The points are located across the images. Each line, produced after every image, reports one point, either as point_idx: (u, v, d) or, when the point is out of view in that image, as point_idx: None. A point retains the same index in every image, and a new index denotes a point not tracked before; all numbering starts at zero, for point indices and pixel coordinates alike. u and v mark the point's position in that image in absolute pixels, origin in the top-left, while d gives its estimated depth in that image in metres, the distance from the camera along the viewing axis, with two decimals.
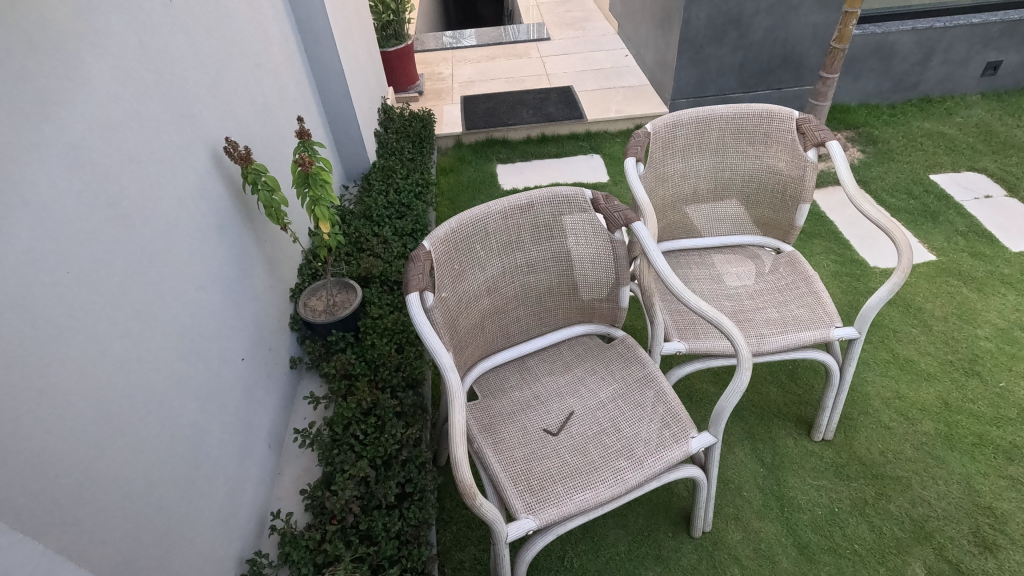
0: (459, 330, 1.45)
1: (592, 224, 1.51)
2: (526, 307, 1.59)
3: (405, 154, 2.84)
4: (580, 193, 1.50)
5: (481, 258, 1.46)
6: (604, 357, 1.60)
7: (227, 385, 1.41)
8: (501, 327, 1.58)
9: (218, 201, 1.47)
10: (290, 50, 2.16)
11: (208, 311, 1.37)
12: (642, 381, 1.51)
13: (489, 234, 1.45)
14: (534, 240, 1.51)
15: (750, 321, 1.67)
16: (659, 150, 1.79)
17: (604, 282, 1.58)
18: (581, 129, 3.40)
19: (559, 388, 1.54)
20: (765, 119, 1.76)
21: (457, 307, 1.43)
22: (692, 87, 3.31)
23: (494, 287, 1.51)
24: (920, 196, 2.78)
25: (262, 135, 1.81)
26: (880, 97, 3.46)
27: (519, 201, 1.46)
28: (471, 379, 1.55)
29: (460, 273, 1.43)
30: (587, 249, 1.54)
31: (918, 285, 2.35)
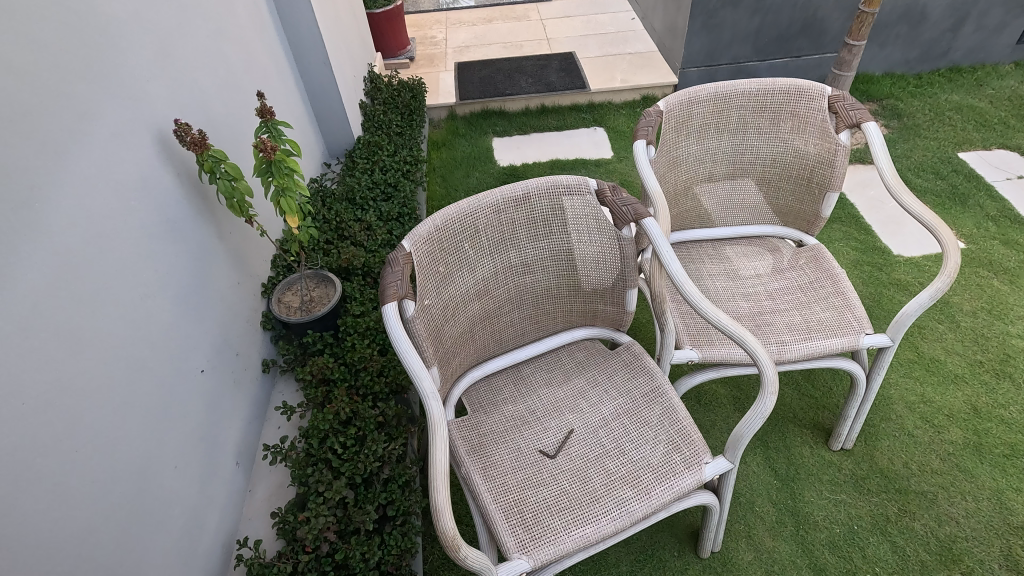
0: (446, 340, 1.29)
1: (597, 218, 1.34)
2: (521, 311, 1.42)
3: (392, 127, 2.61)
4: (584, 182, 1.32)
5: (469, 258, 1.28)
6: (607, 366, 1.44)
7: (183, 404, 1.25)
8: (494, 333, 1.41)
9: (167, 190, 1.27)
10: (259, 13, 1.92)
11: (157, 322, 1.20)
12: (650, 395, 1.35)
13: (479, 231, 1.27)
14: (531, 236, 1.33)
15: (770, 326, 1.50)
16: (671, 131, 1.58)
17: (608, 284, 1.41)
18: (583, 100, 3.16)
19: (556, 402, 1.38)
20: (792, 96, 1.56)
21: (443, 315, 1.26)
22: (704, 55, 3.06)
23: (485, 289, 1.34)
24: (948, 177, 2.58)
25: (224, 112, 1.60)
26: (906, 66, 3.21)
27: (514, 192, 1.28)
28: (459, 391, 1.40)
29: (446, 276, 1.26)
30: (591, 246, 1.36)
31: (945, 277, 2.18)
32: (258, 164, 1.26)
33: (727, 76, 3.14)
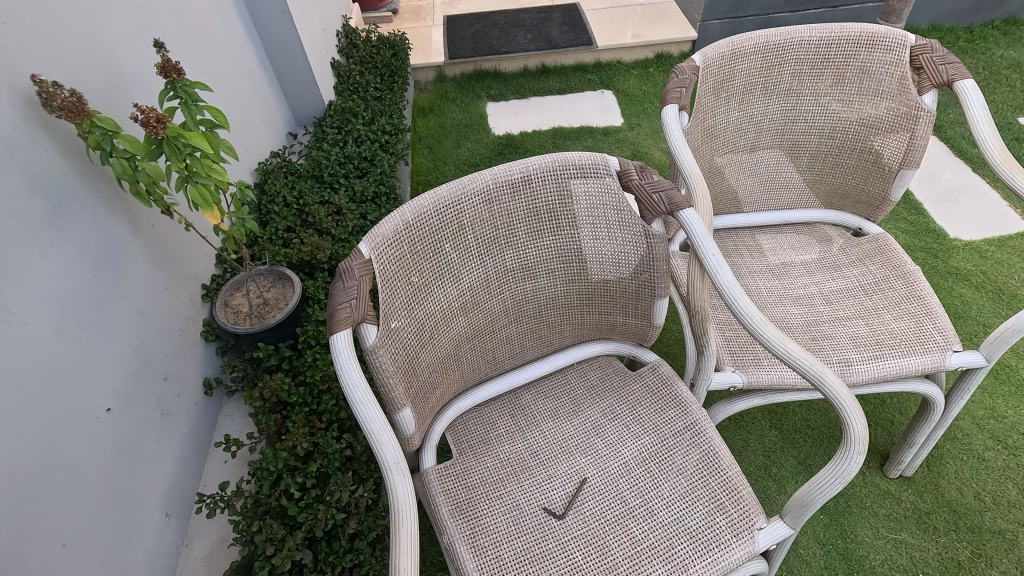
0: (423, 368, 1.00)
1: (618, 208, 1.03)
2: (520, 325, 1.13)
3: (370, 89, 2.26)
4: (602, 161, 1.01)
5: (451, 263, 0.98)
6: (628, 393, 1.15)
7: (80, 458, 0.95)
8: (486, 353, 1.12)
9: (46, 175, 0.95)
10: None
11: (32, 355, 0.88)
12: (684, 434, 1.07)
13: (465, 226, 0.97)
14: (531, 232, 1.03)
15: (831, 340, 1.20)
16: (710, 93, 1.25)
17: (630, 291, 1.11)
18: (589, 58, 2.79)
19: (564, 441, 1.10)
20: (863, 47, 1.24)
21: (416, 338, 0.97)
22: (728, 5, 2.67)
23: (473, 301, 1.04)
24: (1009, 145, 2.25)
25: (141, 69, 1.26)
26: (956, 18, 2.84)
27: (510, 175, 0.98)
28: (441, 427, 1.11)
29: (421, 286, 0.96)
30: (609, 244, 1.06)
31: (1012, 264, 1.87)
32: (144, 143, 0.98)
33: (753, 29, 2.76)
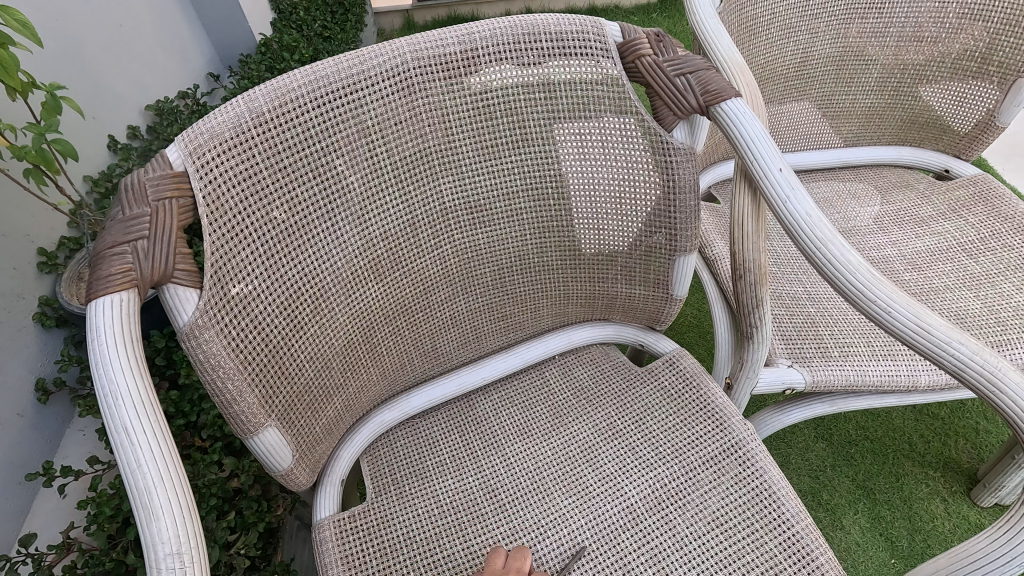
0: (302, 362, 0.62)
1: (619, 111, 0.65)
2: (473, 300, 0.75)
3: (316, 27, 1.86)
4: (599, 28, 0.62)
5: (348, 192, 0.60)
6: (633, 399, 0.78)
7: None
8: (419, 340, 0.74)
9: None
10: None
11: None
12: (719, 463, 0.70)
13: (369, 130, 0.59)
14: (480, 148, 0.65)
15: None
16: None
17: (638, 248, 0.74)
18: (581, 3, 2.40)
19: (538, 475, 0.73)
20: None
21: (284, 318, 0.59)
22: None
23: (391, 259, 0.66)
24: None
25: None
26: None
27: (447, 46, 0.59)
28: (351, 453, 0.73)
29: (292, 227, 0.58)
30: (604, 170, 0.69)
31: None
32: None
33: None
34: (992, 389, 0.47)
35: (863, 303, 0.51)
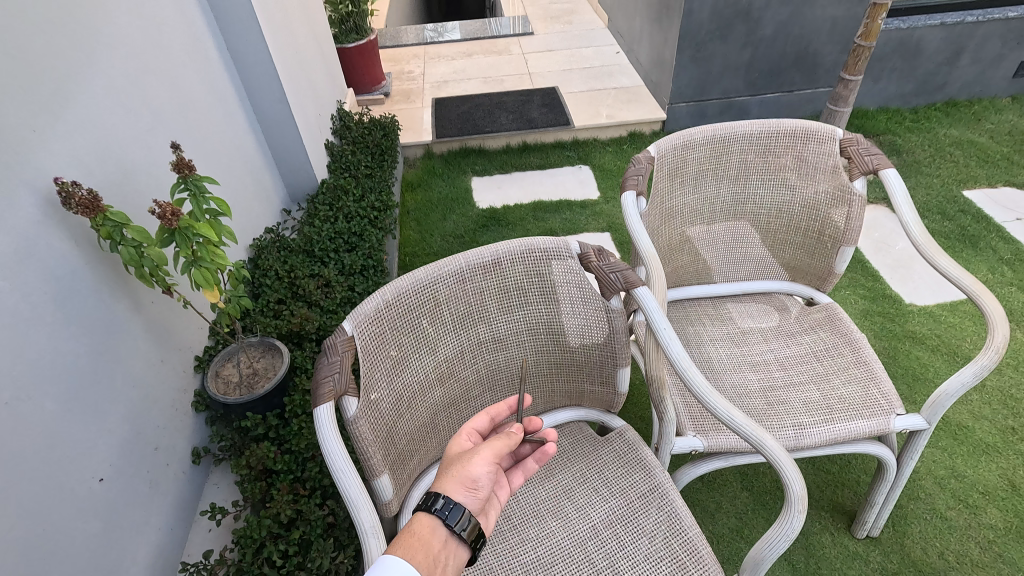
0: (400, 437, 1.06)
1: (581, 286, 1.14)
2: (494, 395, 1.20)
3: (361, 168, 2.41)
4: (566, 244, 1.13)
5: (429, 337, 1.07)
6: (597, 458, 1.22)
7: (63, 531, 0.98)
8: (460, 421, 1.19)
9: (55, 265, 1.03)
10: (201, 44, 1.69)
11: (27, 435, 0.93)
12: (648, 497, 1.13)
13: (442, 304, 1.07)
14: (501, 309, 1.13)
15: (785, 405, 1.29)
16: (665, 179, 1.39)
17: (595, 362, 1.20)
18: (567, 137, 3.00)
19: (537, 506, 1.15)
20: (798, 139, 1.39)
21: (393, 411, 1.04)
22: (693, 90, 2.91)
23: (449, 372, 1.12)
24: (957, 217, 2.42)
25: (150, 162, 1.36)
26: (902, 100, 3.10)
27: (483, 258, 1.09)
28: (419, 494, 1.16)
29: (400, 359, 1.04)
30: (574, 317, 1.16)
31: (965, 328, 1.99)
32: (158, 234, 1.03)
33: (717, 111, 3.00)
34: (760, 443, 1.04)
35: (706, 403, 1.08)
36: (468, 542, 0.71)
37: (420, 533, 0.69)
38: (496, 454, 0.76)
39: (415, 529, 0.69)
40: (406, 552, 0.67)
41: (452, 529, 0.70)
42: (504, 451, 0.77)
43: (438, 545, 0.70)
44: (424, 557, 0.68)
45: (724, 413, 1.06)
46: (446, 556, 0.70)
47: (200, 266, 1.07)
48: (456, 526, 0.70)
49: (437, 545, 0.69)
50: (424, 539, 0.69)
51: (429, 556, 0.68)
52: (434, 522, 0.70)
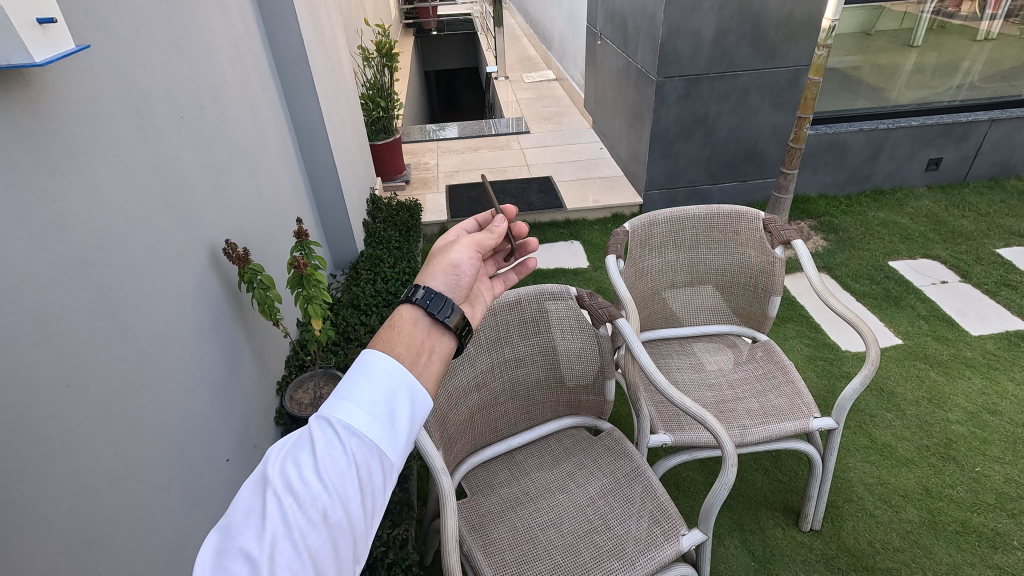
0: (451, 426, 1.46)
1: (577, 318, 1.59)
2: (514, 402, 1.61)
3: (392, 241, 2.91)
4: (566, 289, 1.59)
5: (470, 353, 1.49)
6: (591, 450, 1.62)
7: (210, 490, 1.33)
8: (490, 420, 1.59)
9: (212, 300, 1.45)
10: (287, 148, 2.23)
11: (198, 415, 1.31)
12: (630, 475, 1.53)
13: (480, 330, 1.50)
14: (521, 335, 1.56)
15: (733, 412, 1.71)
16: (637, 247, 1.89)
17: (589, 375, 1.62)
18: (561, 217, 3.55)
19: (548, 484, 1.54)
20: (732, 218, 1.90)
21: (447, 406, 1.44)
22: (664, 179, 3.51)
23: (483, 382, 1.54)
24: (882, 281, 2.94)
25: (259, 232, 1.82)
26: (837, 188, 3.74)
27: (509, 298, 1.54)
28: (459, 476, 1.54)
29: (450, 368, 1.45)
30: (572, 342, 1.60)
31: (889, 369, 2.43)
32: (292, 277, 1.51)
33: (685, 196, 3.59)
34: (703, 418, 1.47)
35: (667, 393, 1.52)
36: (451, 329, 0.73)
37: (403, 326, 0.70)
38: (475, 244, 0.84)
39: (399, 325, 0.70)
40: (388, 343, 0.67)
41: (436, 317, 0.72)
42: (481, 242, 0.85)
43: (422, 336, 0.70)
44: (408, 347, 0.68)
45: (679, 400, 1.50)
46: (432, 346, 0.70)
47: (313, 302, 1.52)
48: (439, 314, 0.72)
49: (421, 336, 0.70)
50: (408, 331, 0.70)
51: (414, 345, 0.68)
52: (416, 314, 0.72)
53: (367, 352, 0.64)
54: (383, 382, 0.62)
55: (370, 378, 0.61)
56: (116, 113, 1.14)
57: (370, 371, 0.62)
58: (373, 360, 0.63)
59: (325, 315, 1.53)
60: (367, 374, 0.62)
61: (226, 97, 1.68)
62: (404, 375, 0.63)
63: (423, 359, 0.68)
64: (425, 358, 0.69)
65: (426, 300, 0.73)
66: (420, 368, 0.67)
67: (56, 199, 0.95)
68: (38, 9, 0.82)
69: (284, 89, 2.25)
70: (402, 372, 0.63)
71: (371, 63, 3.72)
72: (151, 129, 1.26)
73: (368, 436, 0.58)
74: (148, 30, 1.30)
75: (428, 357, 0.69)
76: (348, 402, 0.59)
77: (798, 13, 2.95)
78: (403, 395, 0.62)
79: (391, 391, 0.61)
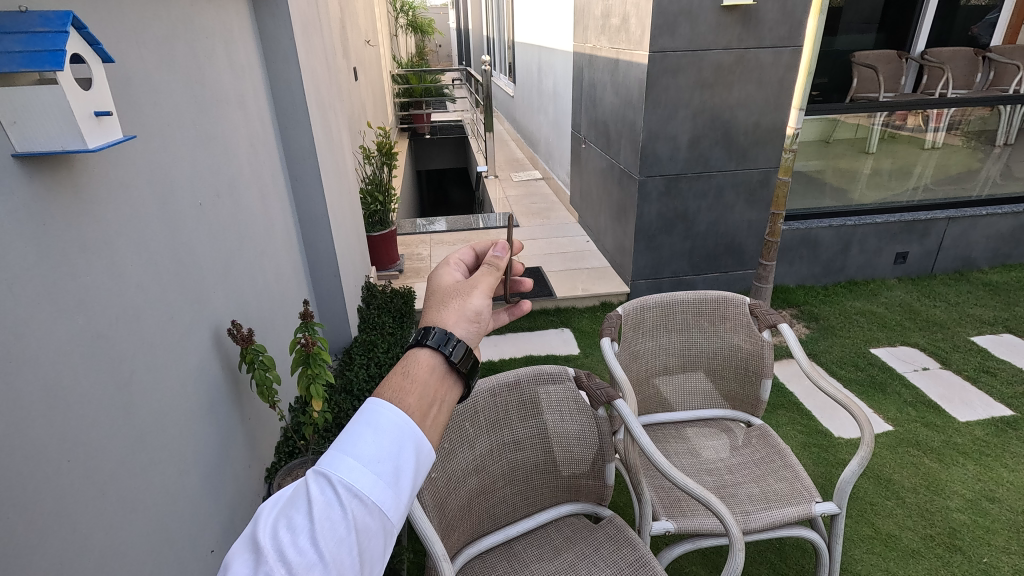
0: (450, 513, 1.41)
1: (575, 400, 1.60)
2: (512, 487, 1.58)
3: (386, 327, 2.95)
4: (564, 370, 1.62)
5: (470, 435, 1.49)
6: (592, 539, 1.56)
7: None
8: (488, 507, 1.54)
9: (211, 379, 1.45)
10: (291, 236, 2.32)
11: (188, 498, 1.27)
12: (634, 565, 1.47)
13: (479, 411, 1.50)
14: (520, 417, 1.56)
15: (734, 497, 1.69)
16: (630, 330, 1.94)
17: (587, 459, 1.60)
18: (551, 305, 3.64)
19: None
20: (721, 303, 1.98)
21: (446, 489, 1.40)
22: (650, 270, 3.65)
23: (482, 466, 1.51)
24: (867, 368, 3.01)
25: (261, 315, 1.85)
26: (814, 279, 3.92)
27: (507, 378, 1.56)
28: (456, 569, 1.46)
29: (449, 450, 1.43)
30: (570, 424, 1.60)
31: (883, 456, 2.42)
32: (298, 358, 1.58)
33: (670, 286, 3.73)
34: (706, 499, 1.46)
35: (670, 473, 1.51)
36: (464, 378, 0.74)
37: (418, 374, 0.70)
38: (491, 287, 0.83)
39: (414, 372, 0.71)
40: (398, 393, 0.68)
41: (451, 365, 0.72)
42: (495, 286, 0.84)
43: (436, 385, 0.71)
44: (419, 398, 0.69)
45: (681, 480, 1.49)
46: (443, 395, 0.72)
47: (314, 382, 1.59)
48: (454, 362, 0.72)
49: (435, 386, 0.71)
50: (422, 380, 0.70)
51: (427, 395, 0.70)
52: (433, 359, 0.72)
53: (373, 402, 0.65)
54: (388, 437, 0.62)
55: (375, 432, 0.62)
56: (144, 196, 1.21)
57: (376, 424, 0.63)
58: (379, 412, 0.64)
59: (324, 395, 1.60)
60: (372, 427, 0.63)
61: (240, 187, 1.78)
62: (413, 431, 0.64)
63: (434, 410, 0.70)
64: (435, 409, 0.70)
65: (441, 346, 0.72)
66: (429, 420, 0.68)
67: (83, 273, 0.99)
68: (97, 104, 0.93)
69: (293, 182, 2.38)
70: (410, 427, 0.65)
71: (371, 161, 3.95)
72: (172, 215, 1.33)
73: (370, 497, 0.59)
74: (180, 125, 1.41)
75: (439, 407, 0.71)
76: (351, 459, 0.60)
77: (764, 121, 3.26)
78: (408, 451, 0.63)
79: (396, 447, 0.62)
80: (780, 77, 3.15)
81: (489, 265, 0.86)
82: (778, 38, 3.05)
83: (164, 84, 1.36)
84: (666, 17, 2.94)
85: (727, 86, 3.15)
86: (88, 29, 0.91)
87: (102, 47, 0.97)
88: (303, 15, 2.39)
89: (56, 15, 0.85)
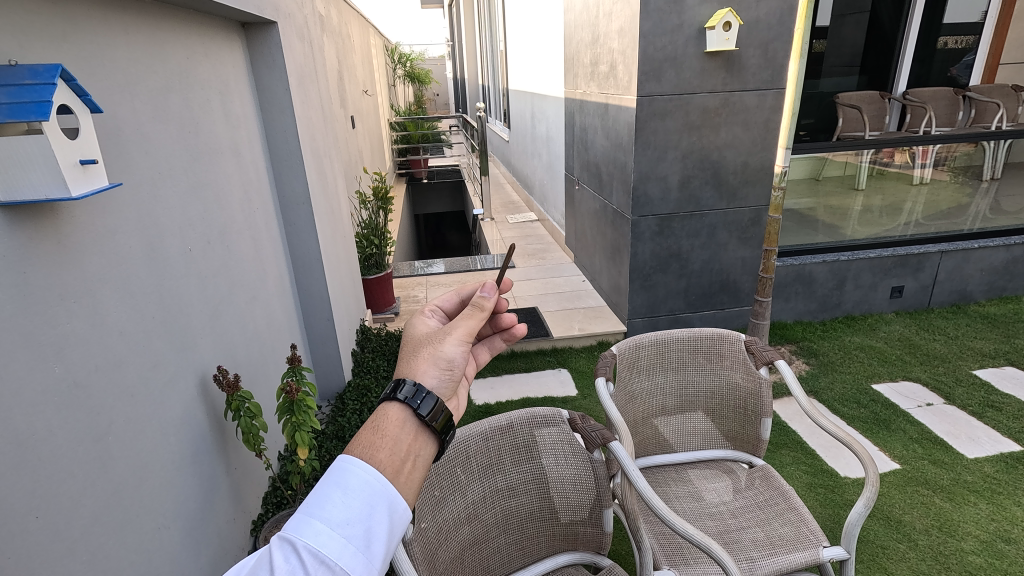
0: (440, 566, 1.34)
1: (570, 443, 1.55)
2: (507, 536, 1.52)
3: (381, 371, 2.92)
4: (558, 412, 1.58)
5: (462, 482, 1.44)
6: None
7: None
8: (482, 558, 1.47)
9: (196, 428, 1.42)
10: (283, 279, 2.32)
11: (167, 553, 1.21)
12: None
13: (471, 455, 1.46)
14: (513, 461, 1.52)
15: (738, 543, 1.63)
16: (625, 368, 1.92)
17: (583, 505, 1.55)
18: (547, 345, 3.61)
19: None
20: (717, 341, 1.96)
21: (435, 539, 1.34)
22: (646, 309, 3.64)
23: (474, 514, 1.46)
24: (869, 405, 2.96)
25: (250, 361, 1.83)
26: (811, 315, 3.92)
27: (500, 422, 1.52)
28: None
29: (438, 499, 1.38)
30: (565, 470, 1.54)
31: (891, 495, 2.35)
32: (281, 405, 1.55)
33: (667, 324, 3.71)
34: (706, 545, 1.41)
35: (668, 520, 1.46)
36: (437, 433, 0.71)
37: (389, 429, 0.69)
38: (469, 332, 0.81)
39: (385, 426, 0.69)
40: (369, 448, 0.67)
41: (421, 420, 0.70)
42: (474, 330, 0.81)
43: (409, 440, 0.69)
44: (390, 453, 0.67)
45: (680, 526, 1.44)
46: (417, 451, 0.70)
47: (300, 428, 1.55)
48: (425, 416, 0.70)
49: (407, 440, 0.69)
50: (393, 436, 0.68)
51: (399, 451, 0.68)
52: (403, 414, 0.70)
53: (343, 460, 0.64)
54: (357, 498, 0.62)
55: (343, 493, 0.61)
56: (130, 243, 1.21)
57: (345, 484, 0.62)
58: (349, 470, 0.63)
59: (310, 442, 1.56)
60: (342, 487, 0.62)
61: (232, 233, 1.79)
62: (386, 491, 0.64)
63: (407, 466, 0.68)
64: (409, 465, 0.68)
65: (410, 399, 0.70)
66: (402, 476, 0.67)
67: (63, 321, 0.98)
68: (82, 153, 0.94)
69: (286, 226, 2.39)
70: (382, 486, 0.64)
71: (368, 206, 4.00)
72: (159, 262, 1.33)
73: (337, 562, 0.58)
74: (171, 174, 1.43)
75: (413, 462, 0.69)
76: (317, 522, 0.59)
77: (752, 161, 3.32)
78: (379, 513, 0.62)
79: (366, 510, 0.62)
80: (765, 118, 3.23)
81: (472, 307, 0.83)
82: (762, 82, 3.14)
83: (156, 134, 1.38)
84: (652, 63, 3.04)
85: (714, 128, 3.22)
86: (77, 82, 0.93)
87: (91, 98, 0.98)
88: (299, 68, 2.47)
89: (45, 68, 0.87)
